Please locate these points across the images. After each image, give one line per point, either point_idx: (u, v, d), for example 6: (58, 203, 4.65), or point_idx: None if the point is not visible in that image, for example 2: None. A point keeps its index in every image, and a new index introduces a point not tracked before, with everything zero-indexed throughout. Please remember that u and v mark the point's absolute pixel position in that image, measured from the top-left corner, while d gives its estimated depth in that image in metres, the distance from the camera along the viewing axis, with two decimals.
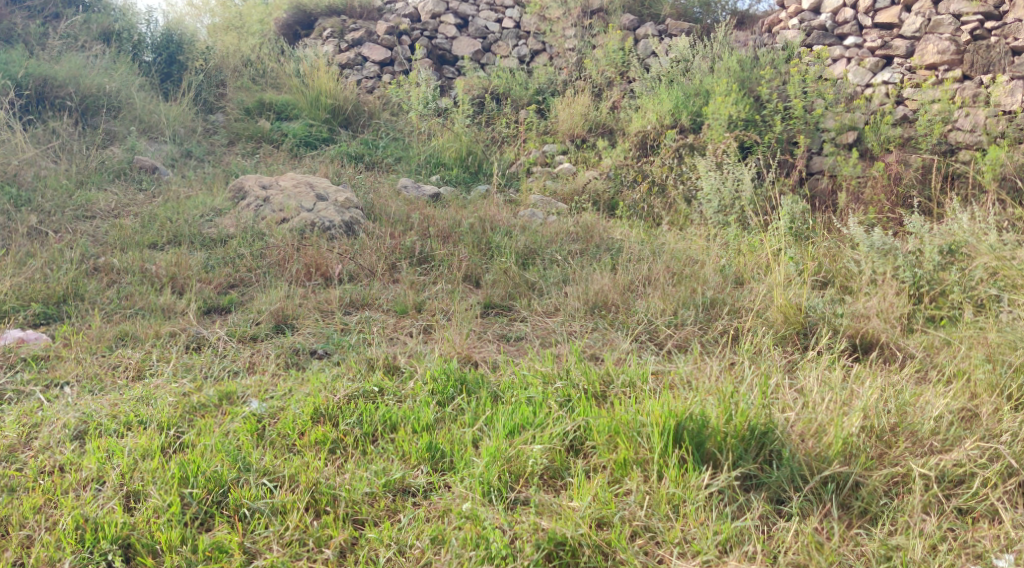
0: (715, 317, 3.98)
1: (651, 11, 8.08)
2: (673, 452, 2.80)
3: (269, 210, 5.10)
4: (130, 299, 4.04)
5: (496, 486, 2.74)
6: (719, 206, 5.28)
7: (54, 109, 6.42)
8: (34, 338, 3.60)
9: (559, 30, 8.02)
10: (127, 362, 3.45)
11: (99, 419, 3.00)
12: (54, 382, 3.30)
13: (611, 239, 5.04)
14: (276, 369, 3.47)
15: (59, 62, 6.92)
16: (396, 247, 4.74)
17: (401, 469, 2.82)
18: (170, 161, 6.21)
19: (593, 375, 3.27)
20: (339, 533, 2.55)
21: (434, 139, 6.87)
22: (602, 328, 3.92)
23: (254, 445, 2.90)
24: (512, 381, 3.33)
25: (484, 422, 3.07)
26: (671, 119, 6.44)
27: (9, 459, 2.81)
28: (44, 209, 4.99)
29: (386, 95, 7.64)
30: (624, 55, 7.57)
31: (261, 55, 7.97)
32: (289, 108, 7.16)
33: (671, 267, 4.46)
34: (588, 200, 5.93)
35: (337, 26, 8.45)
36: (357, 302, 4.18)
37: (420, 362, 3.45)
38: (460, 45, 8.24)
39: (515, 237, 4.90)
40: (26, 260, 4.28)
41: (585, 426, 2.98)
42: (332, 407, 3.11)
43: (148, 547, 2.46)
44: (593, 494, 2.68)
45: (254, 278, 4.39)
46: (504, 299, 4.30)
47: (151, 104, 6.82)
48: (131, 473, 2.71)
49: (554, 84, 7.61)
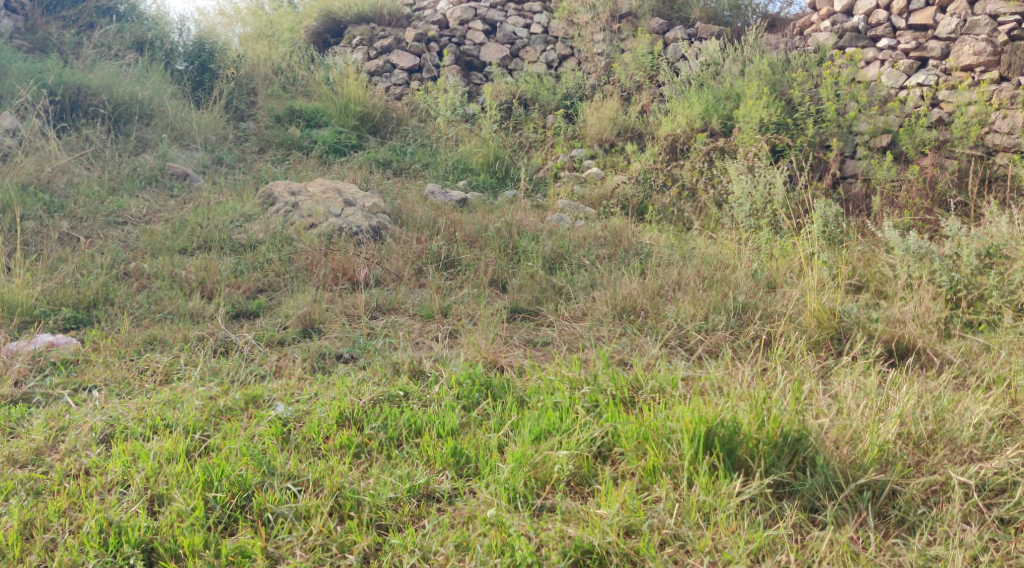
0: (747, 322, 3.91)
1: (680, 15, 8.05)
2: (703, 459, 2.74)
3: (298, 215, 5.12)
4: (159, 303, 4.07)
5: (522, 493, 2.70)
6: (750, 211, 5.21)
7: (87, 116, 6.52)
8: (64, 342, 3.62)
9: (587, 34, 7.91)
10: (155, 366, 3.46)
11: (125, 423, 3.01)
12: (83, 386, 3.33)
13: (640, 244, 4.98)
14: (303, 373, 3.47)
15: (93, 70, 7.03)
16: (423, 252, 4.72)
17: (425, 474, 2.79)
18: (201, 168, 6.27)
19: (621, 381, 3.22)
20: (362, 539, 2.53)
21: (461, 145, 6.88)
22: (631, 332, 3.87)
23: (279, 449, 2.89)
24: (539, 385, 3.28)
25: (510, 427, 3.03)
26: (701, 123, 6.38)
27: (35, 463, 2.82)
28: (76, 215, 5.06)
29: (414, 102, 7.67)
30: (653, 59, 7.48)
31: (292, 63, 8.04)
32: (319, 115, 7.20)
33: (701, 272, 4.39)
34: (616, 205, 5.88)
35: (367, 33, 8.49)
36: (384, 307, 4.17)
37: (445, 366, 3.43)
38: (488, 51, 8.22)
39: (543, 241, 4.86)
40: (57, 264, 4.33)
41: (613, 433, 2.93)
42: (357, 411, 3.09)
43: (171, 551, 2.45)
44: (622, 501, 2.63)
45: (282, 283, 4.40)
46: (531, 304, 4.26)
47: (183, 112, 6.89)
48: (155, 477, 2.70)
49: (582, 88, 7.53)
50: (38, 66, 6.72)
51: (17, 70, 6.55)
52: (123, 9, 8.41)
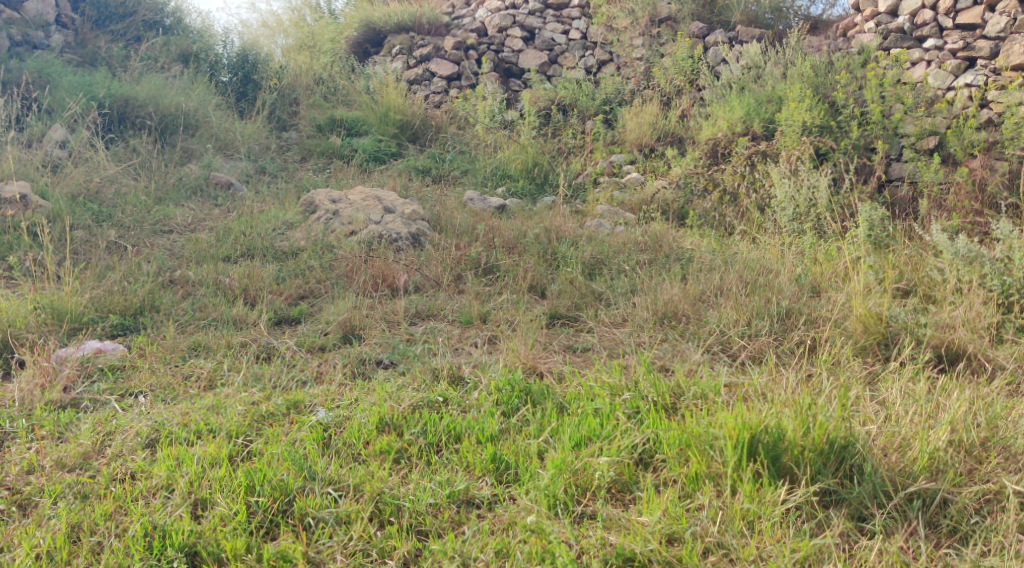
0: (791, 327, 3.84)
1: (720, 18, 7.91)
2: (747, 467, 2.69)
3: (338, 223, 5.18)
4: (204, 310, 4.13)
5: (563, 499, 2.68)
6: (794, 215, 5.17)
7: (134, 128, 6.67)
8: (111, 348, 3.69)
9: (626, 39, 7.86)
10: (200, 372, 3.51)
11: (170, 428, 3.05)
12: (130, 391, 3.39)
13: (681, 249, 4.92)
14: (343, 378, 3.49)
15: (140, 83, 7.19)
16: (462, 257, 4.72)
17: (465, 480, 2.78)
18: (245, 177, 6.36)
19: (662, 386, 3.18)
20: (402, 544, 2.52)
21: (500, 152, 6.89)
22: (673, 338, 3.83)
23: (319, 454, 2.91)
24: (579, 392, 3.26)
25: (550, 433, 3.00)
26: (743, 127, 6.30)
27: (83, 467, 2.88)
28: (123, 224, 5.17)
29: (453, 109, 7.70)
30: (693, 63, 7.41)
31: (333, 73, 8.15)
32: (359, 124, 7.29)
33: (743, 277, 4.31)
34: (657, 209, 5.84)
35: (406, 43, 8.53)
36: (423, 313, 4.19)
37: (484, 372, 3.42)
38: (527, 58, 8.19)
39: (582, 247, 4.83)
40: (105, 272, 4.43)
41: (655, 439, 2.89)
42: (396, 417, 3.09)
43: (213, 555, 2.47)
44: (664, 508, 2.60)
45: (324, 289, 4.44)
46: (571, 309, 4.24)
47: (227, 122, 7.02)
48: (199, 481, 2.73)
49: (621, 94, 7.50)
50: (88, 79, 6.91)
51: (68, 84, 6.74)
52: (169, 23, 8.61)
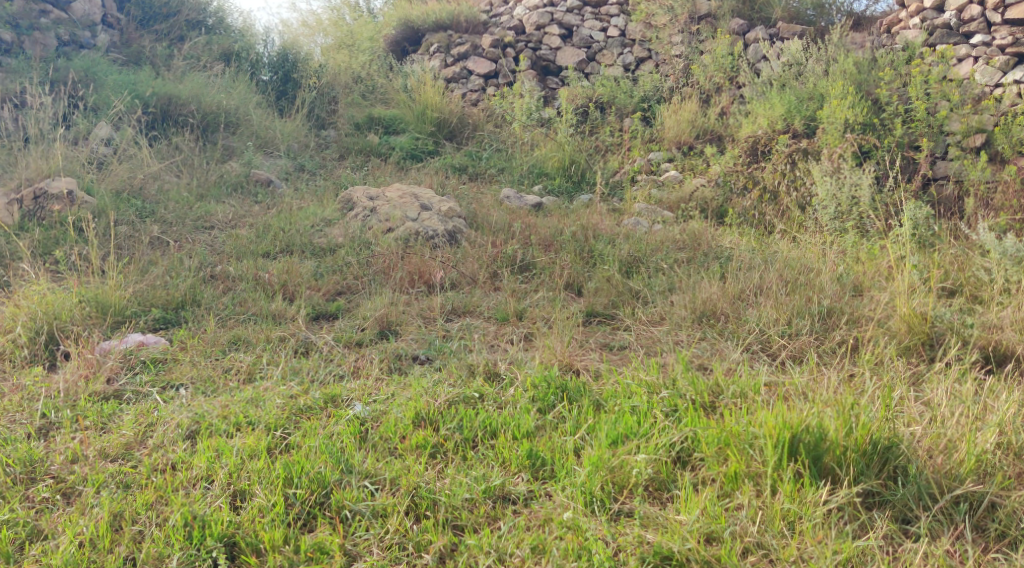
0: (833, 327, 3.77)
1: (762, 15, 7.79)
2: (788, 466, 2.65)
3: (376, 219, 5.20)
4: (244, 305, 4.18)
5: (599, 497, 2.66)
6: (835, 213, 5.09)
7: (177, 125, 6.77)
8: (153, 342, 3.74)
9: (665, 36, 7.79)
10: (239, 365, 3.55)
11: (210, 420, 3.09)
12: (171, 384, 3.43)
13: (720, 248, 4.86)
14: (380, 373, 3.51)
15: (183, 81, 7.31)
16: (498, 255, 4.71)
17: (501, 476, 2.77)
18: (284, 174, 6.42)
19: (701, 385, 3.14)
20: (438, 538, 2.52)
21: (537, 149, 6.88)
22: (711, 337, 3.79)
23: (356, 447, 2.92)
24: (616, 389, 3.23)
25: (587, 431, 2.98)
26: (784, 124, 6.18)
27: (126, 457, 2.92)
28: (166, 220, 5.26)
29: (490, 107, 7.69)
30: (733, 60, 7.32)
31: (371, 72, 8.19)
32: (397, 122, 7.35)
33: (783, 275, 4.24)
34: (695, 208, 5.78)
35: (444, 41, 8.55)
36: (459, 309, 4.18)
37: (520, 369, 3.41)
38: (565, 55, 8.12)
39: (619, 244, 4.79)
40: (148, 267, 4.51)
41: (693, 438, 2.85)
42: (433, 412, 3.10)
43: (252, 546, 2.50)
44: (702, 507, 2.57)
45: (361, 285, 4.47)
46: (607, 307, 4.20)
47: (267, 120, 7.10)
48: (238, 473, 2.76)
49: (660, 91, 7.42)
50: (133, 77, 7.04)
51: (114, 82, 6.88)
52: (211, 22, 8.74)
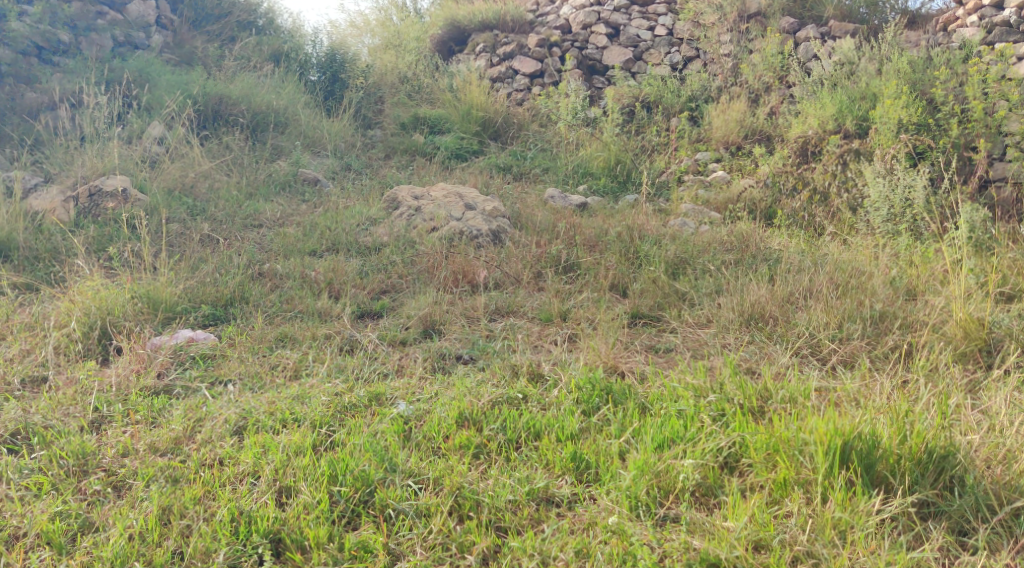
0: (885, 332, 3.67)
1: (813, 13, 7.65)
2: (839, 474, 2.58)
3: (420, 219, 5.22)
4: (290, 302, 4.22)
5: (644, 501, 2.62)
6: (888, 215, 4.96)
7: (227, 125, 6.89)
8: (203, 338, 3.79)
9: (714, 35, 7.65)
10: (286, 362, 3.59)
11: (257, 416, 3.12)
12: (219, 379, 3.48)
13: (769, 250, 4.76)
14: (423, 372, 3.51)
15: (234, 81, 7.43)
16: (542, 255, 4.69)
17: (545, 478, 2.75)
18: (331, 173, 6.48)
19: (749, 389, 3.08)
20: (481, 540, 2.51)
21: (583, 149, 6.84)
22: (760, 340, 3.72)
23: (400, 446, 2.92)
24: (662, 392, 3.18)
25: (632, 434, 2.94)
26: (835, 124, 6.05)
27: (175, 452, 2.96)
28: (217, 218, 5.34)
29: (535, 107, 7.65)
30: (783, 59, 7.17)
31: (418, 72, 8.20)
32: (442, 122, 7.38)
33: (834, 278, 4.15)
34: (744, 209, 5.68)
35: (490, 40, 8.55)
36: (503, 310, 4.17)
37: (565, 370, 3.38)
38: (611, 54, 8.05)
39: (666, 245, 4.72)
40: (198, 264, 4.58)
41: (741, 443, 2.80)
42: (476, 412, 3.09)
43: (297, 543, 2.51)
44: (750, 514, 2.52)
45: (405, 284, 4.48)
46: (653, 309, 4.15)
47: (315, 120, 7.17)
48: (284, 469, 2.78)
49: (707, 90, 7.31)
50: (185, 78, 7.18)
51: (166, 82, 7.01)
52: (262, 23, 8.86)
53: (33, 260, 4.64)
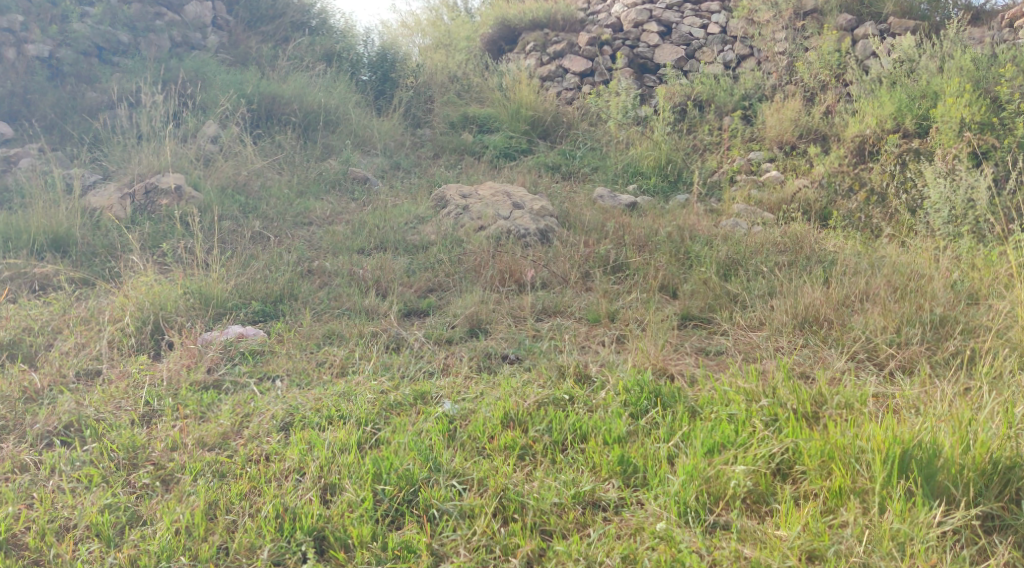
0: (946, 337, 3.53)
1: (871, 10, 7.40)
2: (898, 484, 2.49)
3: (468, 217, 5.20)
4: (338, 299, 4.24)
5: (694, 507, 2.55)
6: (949, 217, 4.81)
7: (280, 124, 6.97)
8: (252, 334, 3.83)
9: (768, 33, 7.49)
10: (333, 359, 3.60)
11: (304, 412, 3.13)
12: (268, 375, 3.51)
13: (824, 251, 4.63)
14: (469, 371, 3.49)
15: (287, 81, 7.51)
16: (590, 255, 4.63)
17: (591, 481, 2.70)
18: (380, 172, 6.52)
19: (803, 394, 3.00)
20: (526, 543, 2.48)
21: (633, 148, 6.74)
22: (814, 344, 3.62)
23: (445, 445, 2.90)
24: (712, 396, 3.10)
25: (681, 438, 2.87)
26: (893, 123, 5.87)
27: (222, 446, 2.99)
28: (268, 216, 5.40)
29: (585, 105, 7.56)
30: (840, 57, 6.98)
31: (468, 71, 8.20)
32: (491, 120, 7.37)
33: (892, 281, 4.01)
34: (798, 209, 5.53)
35: (540, 39, 8.50)
36: (550, 309, 4.12)
37: (612, 372, 3.31)
38: (663, 53, 7.92)
39: (717, 245, 4.62)
40: (249, 261, 4.64)
41: (794, 449, 2.71)
42: (522, 413, 3.05)
43: (341, 541, 2.51)
44: (804, 523, 2.44)
45: (452, 283, 4.46)
46: (704, 311, 4.07)
47: (365, 119, 7.22)
48: (329, 466, 2.78)
49: (761, 89, 7.16)
50: (239, 77, 7.29)
51: (221, 82, 7.14)
52: (315, 23, 8.94)
53: (90, 256, 4.75)
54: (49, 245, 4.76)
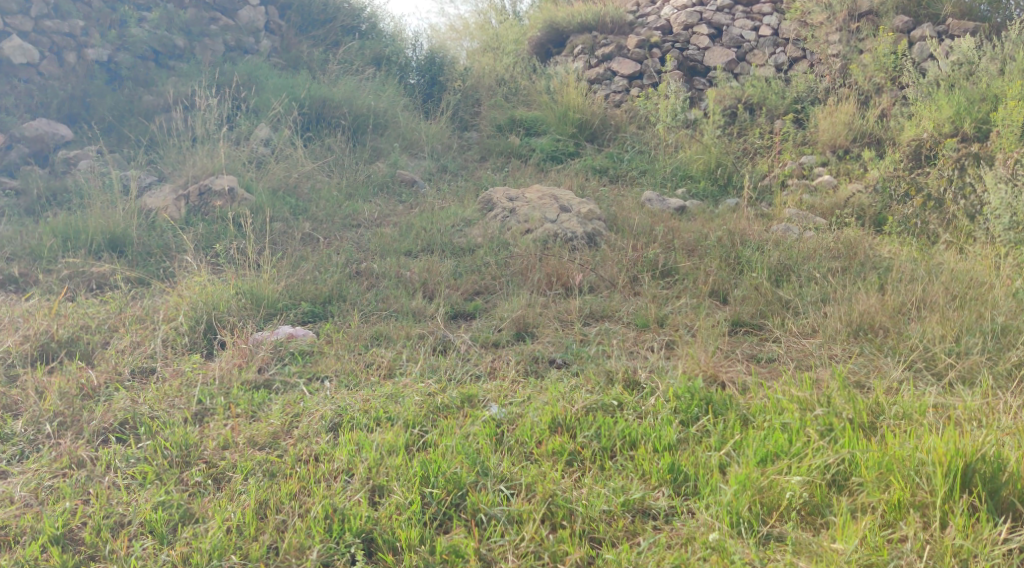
0: (1008, 346, 3.41)
1: (929, 11, 7.22)
2: (961, 498, 2.41)
3: (515, 220, 5.19)
4: (386, 301, 4.26)
5: (746, 518, 2.49)
6: (1010, 224, 4.63)
7: (330, 127, 7.04)
8: (302, 334, 3.87)
9: (822, 35, 7.35)
10: (380, 360, 3.61)
11: (352, 413, 3.15)
12: (317, 375, 3.54)
13: (879, 258, 4.52)
14: (516, 375, 3.47)
15: (337, 84, 7.59)
16: (639, 259, 4.57)
17: (641, 489, 2.66)
18: (428, 175, 6.55)
19: (859, 404, 2.92)
20: (575, 550, 2.45)
21: (681, 152, 6.65)
22: (870, 353, 3.52)
23: (492, 450, 2.89)
24: (765, 404, 3.03)
25: (733, 447, 2.82)
26: (952, 127, 5.80)
27: (272, 446, 3.02)
28: (317, 217, 5.46)
29: (633, 108, 7.49)
30: (896, 59, 6.81)
31: (515, 74, 8.19)
32: (539, 123, 7.35)
33: (951, 288, 3.89)
34: (852, 214, 5.39)
35: (588, 42, 8.45)
36: (597, 313, 4.09)
37: (662, 378, 3.26)
38: (713, 56, 7.81)
39: (769, 250, 4.53)
40: (299, 262, 4.69)
41: (851, 460, 2.64)
42: (570, 418, 3.02)
43: (389, 544, 2.51)
44: (862, 537, 2.37)
45: (499, 286, 4.45)
46: (755, 317, 3.99)
47: (414, 122, 7.27)
48: (377, 468, 2.79)
49: (814, 92, 7.01)
50: (291, 81, 7.39)
51: (273, 85, 7.24)
52: (365, 27, 9.01)
53: (145, 256, 4.85)
54: (106, 245, 4.87)
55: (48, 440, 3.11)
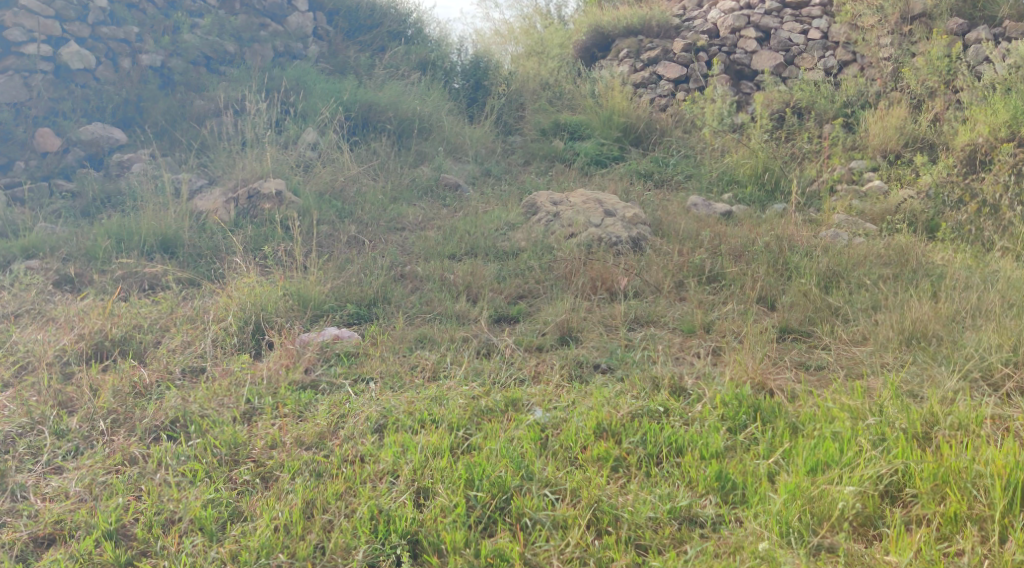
0: None
1: (985, 13, 7.03)
2: (1020, 512, 2.36)
3: (558, 225, 5.18)
4: (430, 304, 4.28)
5: (797, 528, 2.44)
6: None
7: (375, 131, 7.11)
8: (347, 336, 3.90)
9: (873, 38, 7.19)
10: (425, 363, 3.63)
11: (397, 415, 3.16)
12: (362, 377, 3.56)
13: (932, 264, 4.41)
14: (560, 380, 3.46)
15: (383, 89, 7.67)
16: (685, 263, 4.53)
17: (688, 496, 2.63)
18: (472, 178, 6.58)
19: (913, 413, 2.85)
20: (620, 557, 2.43)
21: (728, 156, 6.56)
22: (923, 361, 3.42)
23: (537, 454, 2.88)
24: (814, 413, 2.98)
25: (782, 455, 2.77)
26: (1008, 132, 5.56)
27: (319, 446, 3.04)
28: (362, 220, 5.50)
29: (679, 112, 7.42)
30: (950, 62, 6.63)
31: (560, 78, 8.18)
32: (583, 128, 7.30)
33: (1008, 297, 3.79)
34: (903, 221, 5.26)
35: (634, 46, 8.42)
36: (642, 318, 4.05)
37: (709, 385, 3.21)
38: (761, 59, 7.73)
39: (817, 256, 4.45)
40: (345, 265, 4.74)
41: (904, 471, 2.58)
42: (615, 423, 2.99)
43: (434, 546, 2.51)
44: (917, 549, 2.31)
45: (542, 290, 4.44)
46: (803, 324, 3.92)
47: (458, 127, 7.31)
48: (421, 470, 2.80)
49: (864, 96, 6.88)
50: (338, 86, 7.49)
51: (321, 90, 7.33)
52: (411, 33, 9.09)
53: (196, 257, 4.94)
54: (158, 246, 4.98)
55: (102, 436, 3.18)
